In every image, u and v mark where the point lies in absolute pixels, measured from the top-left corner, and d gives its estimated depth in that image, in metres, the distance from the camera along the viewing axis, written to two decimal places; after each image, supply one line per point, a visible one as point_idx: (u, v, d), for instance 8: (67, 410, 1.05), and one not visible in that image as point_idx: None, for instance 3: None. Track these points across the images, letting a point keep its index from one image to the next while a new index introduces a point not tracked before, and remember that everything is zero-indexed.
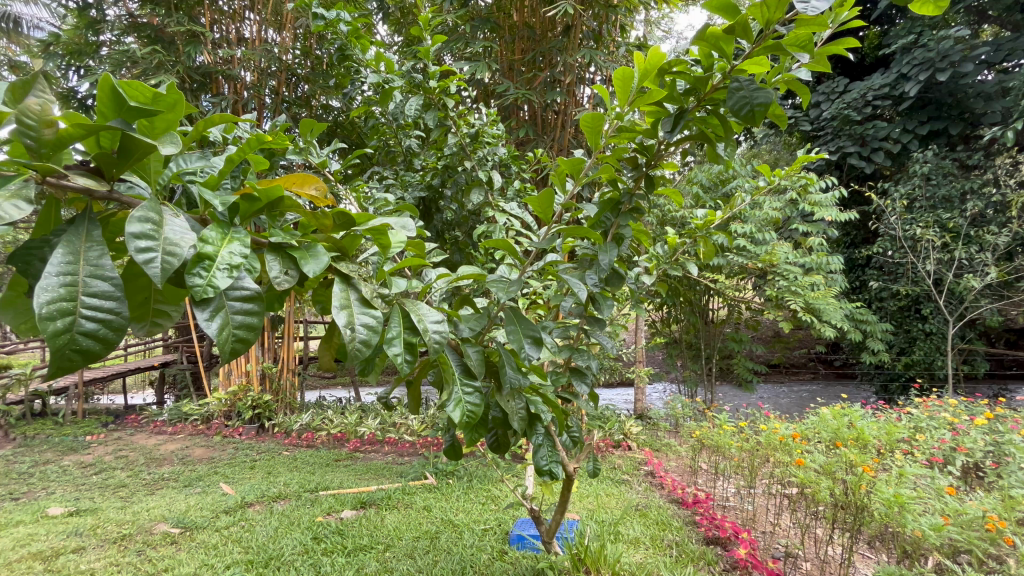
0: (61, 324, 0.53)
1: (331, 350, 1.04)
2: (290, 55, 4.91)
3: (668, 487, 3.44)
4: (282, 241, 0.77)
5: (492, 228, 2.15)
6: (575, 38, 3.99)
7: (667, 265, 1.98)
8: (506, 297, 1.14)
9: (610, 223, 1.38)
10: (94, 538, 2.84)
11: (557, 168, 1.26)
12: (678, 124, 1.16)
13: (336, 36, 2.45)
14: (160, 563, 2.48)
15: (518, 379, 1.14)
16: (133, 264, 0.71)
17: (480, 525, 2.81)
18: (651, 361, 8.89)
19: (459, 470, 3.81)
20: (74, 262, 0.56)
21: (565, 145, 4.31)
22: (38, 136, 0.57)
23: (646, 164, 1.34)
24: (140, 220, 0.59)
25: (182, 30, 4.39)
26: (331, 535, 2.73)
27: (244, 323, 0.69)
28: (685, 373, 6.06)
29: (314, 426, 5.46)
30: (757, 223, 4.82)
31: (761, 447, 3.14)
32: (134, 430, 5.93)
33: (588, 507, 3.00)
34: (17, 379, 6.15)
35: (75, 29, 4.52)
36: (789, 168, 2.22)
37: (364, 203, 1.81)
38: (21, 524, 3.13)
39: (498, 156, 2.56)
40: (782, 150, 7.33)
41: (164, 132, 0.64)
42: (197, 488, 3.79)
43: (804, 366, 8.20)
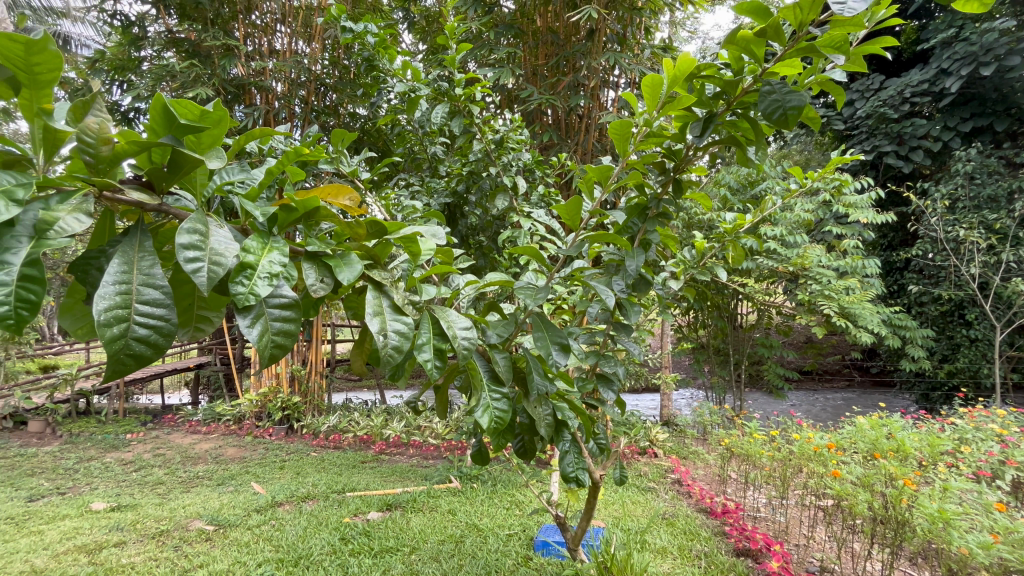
0: (117, 330, 0.56)
1: (362, 355, 1.06)
2: (319, 65, 5.06)
3: (696, 496, 3.37)
4: (318, 249, 0.80)
5: (517, 234, 2.15)
6: (599, 42, 3.98)
7: (695, 270, 1.95)
8: (533, 304, 1.14)
9: (637, 228, 1.37)
10: (134, 533, 2.96)
11: (585, 175, 1.27)
12: (708, 129, 1.14)
13: (364, 47, 2.52)
14: (195, 559, 2.56)
15: (546, 385, 1.14)
16: (179, 272, 0.74)
17: (505, 530, 2.81)
18: (678, 366, 8.72)
19: (483, 475, 3.82)
20: (128, 271, 0.59)
21: (589, 149, 4.29)
22: (95, 153, 0.61)
23: (675, 168, 1.33)
24: (189, 231, 0.62)
25: (218, 44, 4.56)
26: (359, 536, 2.77)
27: (283, 330, 0.72)
28: (713, 379, 5.94)
29: (341, 428, 5.56)
30: (788, 226, 4.70)
31: (794, 456, 3.03)
32: (171, 429, 6.16)
33: (614, 514, 2.97)
34: (64, 378, 6.47)
35: (118, 45, 4.74)
36: (823, 169, 2.16)
37: (392, 210, 1.84)
38: (66, 518, 3.28)
39: (523, 161, 2.57)
40: (814, 151, 7.11)
41: (211, 148, 0.68)
42: (230, 487, 3.91)
43: (838, 373, 7.92)
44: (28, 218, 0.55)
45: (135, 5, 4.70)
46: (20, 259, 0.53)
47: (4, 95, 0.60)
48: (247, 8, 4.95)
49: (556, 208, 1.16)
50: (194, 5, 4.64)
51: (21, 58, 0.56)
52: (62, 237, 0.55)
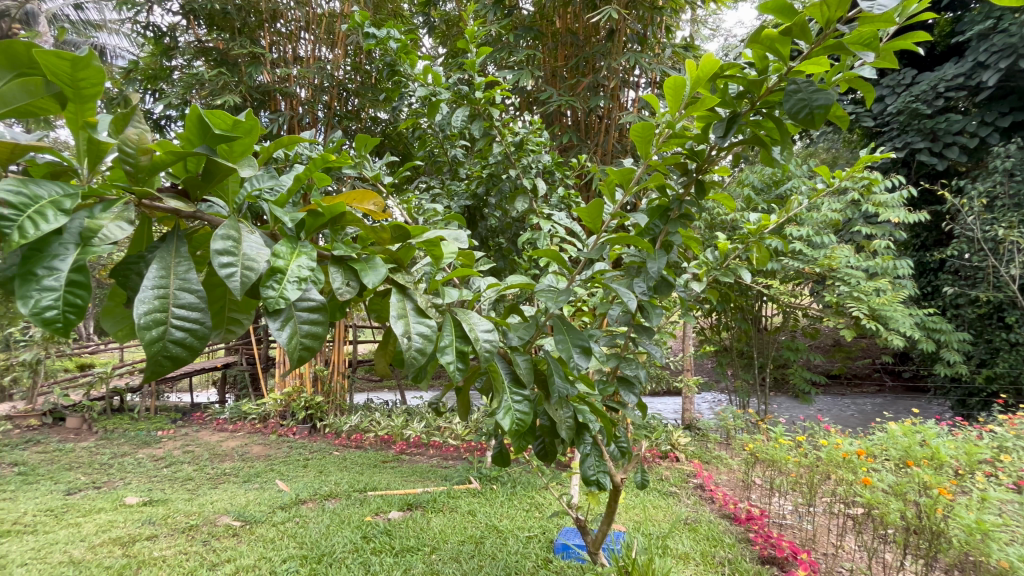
0: (155, 332, 0.58)
1: (385, 357, 1.07)
2: (341, 71, 5.16)
3: (719, 501, 3.31)
4: (344, 253, 0.81)
5: (537, 236, 2.16)
6: (619, 42, 3.96)
7: (717, 271, 1.92)
8: (555, 307, 1.13)
9: (659, 230, 1.36)
10: (165, 527, 3.05)
11: (607, 178, 1.26)
12: (731, 129, 1.13)
13: (386, 53, 2.56)
14: (224, 554, 2.64)
15: (567, 388, 1.14)
16: (211, 276, 0.77)
17: (524, 532, 2.81)
18: (700, 369, 8.58)
19: (503, 476, 3.82)
20: (166, 276, 0.62)
21: (609, 150, 4.27)
22: (135, 163, 0.63)
23: (697, 170, 1.32)
24: (223, 238, 0.64)
25: (244, 52, 4.69)
26: (380, 534, 2.81)
27: (311, 332, 0.74)
28: (736, 382, 5.83)
29: (363, 427, 5.65)
30: (815, 226, 4.59)
31: (821, 463, 2.95)
32: (199, 427, 6.34)
33: (635, 519, 2.94)
34: (100, 377, 6.74)
35: (151, 55, 4.91)
36: (852, 168, 2.10)
37: (414, 213, 1.86)
38: (102, 511, 3.41)
39: (543, 163, 2.57)
40: (841, 148, 6.91)
41: (243, 156, 0.70)
42: (256, 484, 4.01)
43: (868, 377, 7.68)
44: (74, 226, 0.58)
45: (167, 16, 4.87)
46: (68, 265, 0.56)
47: (51, 111, 0.63)
48: (272, 17, 5.07)
49: (576, 211, 1.16)
50: (222, 15, 4.78)
51: (66, 74, 0.58)
52: (106, 244, 0.57)
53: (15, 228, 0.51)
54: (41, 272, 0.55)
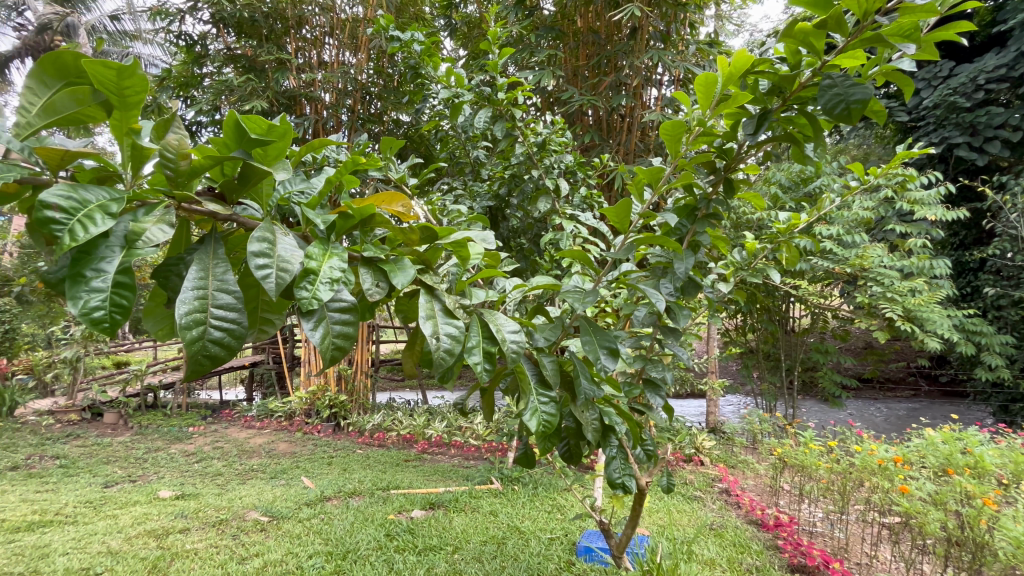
0: (195, 332, 0.60)
1: (412, 358, 1.08)
2: (365, 75, 5.24)
3: (746, 507, 3.24)
4: (374, 255, 0.82)
5: (559, 236, 2.14)
6: (642, 40, 3.91)
7: (745, 272, 1.87)
8: (581, 308, 1.12)
9: (686, 229, 1.33)
10: (197, 520, 3.14)
11: (635, 177, 1.25)
12: (763, 127, 1.10)
13: (410, 56, 2.57)
14: (252, 548, 2.70)
15: (593, 390, 1.13)
16: (246, 277, 0.79)
17: (547, 533, 2.80)
18: (725, 372, 8.41)
19: (525, 477, 3.82)
20: (205, 277, 0.64)
21: (632, 149, 4.23)
22: (175, 167, 0.65)
23: (725, 168, 1.28)
24: (259, 240, 0.66)
25: (272, 59, 4.80)
26: (403, 533, 2.83)
27: (342, 333, 0.75)
28: (762, 385, 5.69)
29: (385, 426, 5.72)
30: (846, 224, 4.45)
31: (854, 469, 2.85)
32: (228, 424, 6.51)
33: (659, 523, 2.90)
34: (136, 374, 7.00)
35: (183, 64, 5.08)
36: (887, 165, 2.02)
37: (439, 214, 1.87)
38: (138, 503, 3.54)
39: (565, 163, 2.55)
40: (874, 144, 6.68)
41: (277, 159, 0.71)
42: (282, 480, 4.10)
43: (902, 381, 7.41)
44: (120, 230, 0.60)
45: (198, 25, 5.02)
46: (114, 267, 0.58)
47: (97, 119, 0.65)
48: (298, 23, 5.17)
49: (603, 210, 1.14)
50: (251, 23, 4.91)
51: (112, 82, 0.60)
52: (149, 247, 0.59)
53: (66, 230, 0.53)
54: (90, 274, 0.57)
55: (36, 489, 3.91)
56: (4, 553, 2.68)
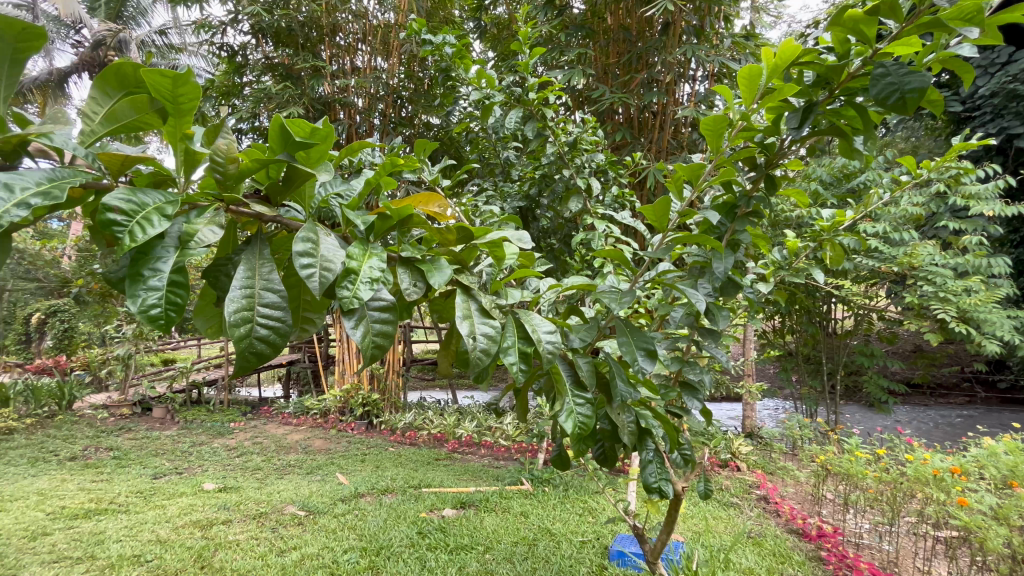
0: (243, 329, 0.62)
1: (447, 358, 1.08)
2: (396, 79, 5.32)
3: (786, 515, 3.12)
4: (411, 255, 0.83)
5: (591, 236, 2.10)
6: (674, 35, 3.83)
7: (786, 271, 1.79)
8: (618, 308, 1.10)
9: (725, 228, 1.28)
10: (238, 513, 3.26)
11: (673, 174, 1.22)
12: (808, 121, 1.05)
13: (441, 58, 2.58)
14: (290, 541, 2.78)
15: (630, 392, 1.11)
16: (290, 278, 0.81)
17: (578, 536, 2.77)
18: (761, 375, 8.15)
19: (555, 479, 3.79)
20: (252, 277, 0.65)
21: (664, 147, 4.15)
22: (224, 171, 0.67)
23: (766, 163, 1.23)
24: (302, 240, 0.67)
25: (307, 66, 4.94)
26: (434, 531, 2.86)
27: (382, 331, 0.76)
28: (802, 389, 5.47)
29: (416, 425, 5.80)
30: (893, 222, 4.23)
31: (905, 480, 2.71)
32: (267, 420, 6.73)
33: (694, 529, 2.83)
34: (182, 371, 7.34)
35: (225, 73, 5.29)
36: (943, 158, 1.91)
37: (471, 215, 1.86)
38: (184, 495, 3.71)
39: (597, 162, 2.51)
40: (924, 137, 6.32)
41: (319, 162, 0.73)
42: (318, 476, 4.21)
43: (956, 387, 7.00)
44: (174, 231, 0.62)
45: (238, 36, 5.22)
46: (169, 267, 0.60)
47: (153, 126, 0.68)
48: (332, 30, 5.30)
49: (641, 208, 1.12)
50: (287, 32, 5.07)
51: (168, 90, 0.63)
52: (201, 248, 0.62)
53: (126, 232, 0.56)
54: (147, 273, 0.60)
55: (93, 478, 4.15)
56: (64, 538, 2.85)
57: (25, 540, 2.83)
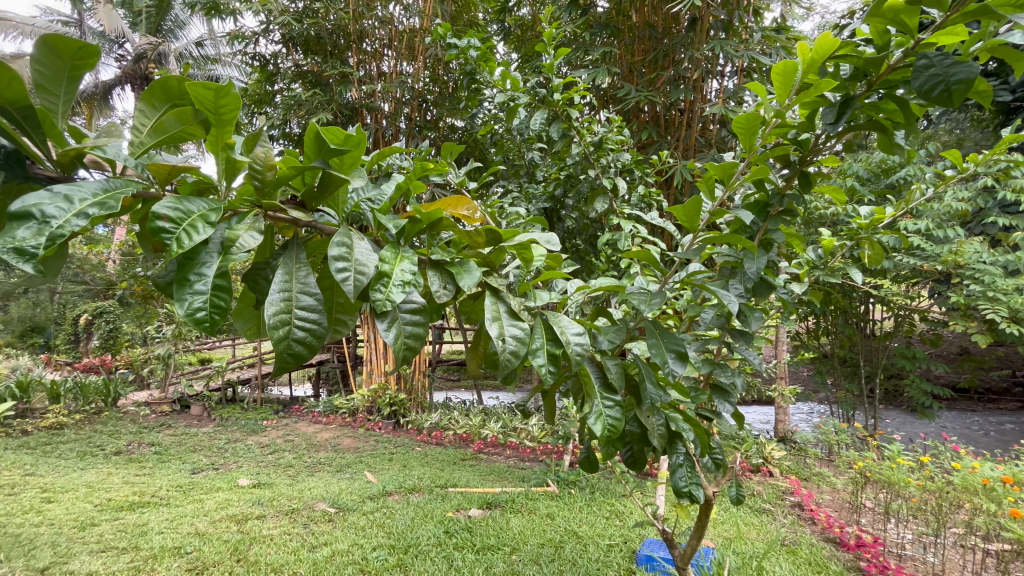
0: (281, 332, 0.64)
1: (476, 359, 1.08)
2: (422, 83, 5.39)
3: (822, 523, 3.02)
4: (441, 258, 0.84)
5: (617, 237, 2.07)
6: (702, 31, 3.75)
7: (822, 271, 1.73)
8: (647, 309, 1.09)
9: (758, 227, 1.25)
10: (272, 508, 3.36)
11: (705, 174, 1.19)
12: (845, 116, 1.01)
13: (466, 61, 2.59)
14: (321, 537, 2.85)
15: (660, 395, 1.09)
16: (324, 282, 0.83)
17: (605, 540, 2.75)
18: (795, 378, 7.90)
19: (581, 481, 3.76)
20: (289, 280, 0.68)
21: (692, 144, 4.08)
22: (263, 178, 0.70)
23: (800, 160, 1.19)
24: (338, 244, 0.69)
25: (335, 73, 5.07)
26: (461, 531, 2.88)
27: (414, 333, 0.77)
28: (838, 393, 5.28)
29: (442, 425, 5.86)
30: (937, 218, 4.04)
31: (952, 489, 2.58)
32: (298, 418, 6.91)
33: (725, 535, 2.78)
34: (218, 370, 7.62)
35: (257, 82, 5.46)
36: (991, 151, 1.81)
37: (496, 217, 1.87)
38: (221, 489, 3.85)
39: (624, 161, 2.48)
40: (970, 129, 6.00)
41: (352, 167, 0.75)
42: (347, 474, 4.30)
43: (1006, 392, 6.64)
44: (217, 237, 0.65)
45: (270, 45, 5.38)
46: (213, 272, 0.63)
47: (197, 136, 0.72)
48: (359, 37, 5.41)
49: (671, 208, 1.10)
50: (317, 40, 5.20)
51: (210, 101, 0.65)
52: (242, 253, 0.64)
53: (174, 238, 0.58)
54: (193, 278, 0.62)
55: (136, 473, 4.35)
56: (111, 529, 3.00)
57: (75, 530, 2.99)
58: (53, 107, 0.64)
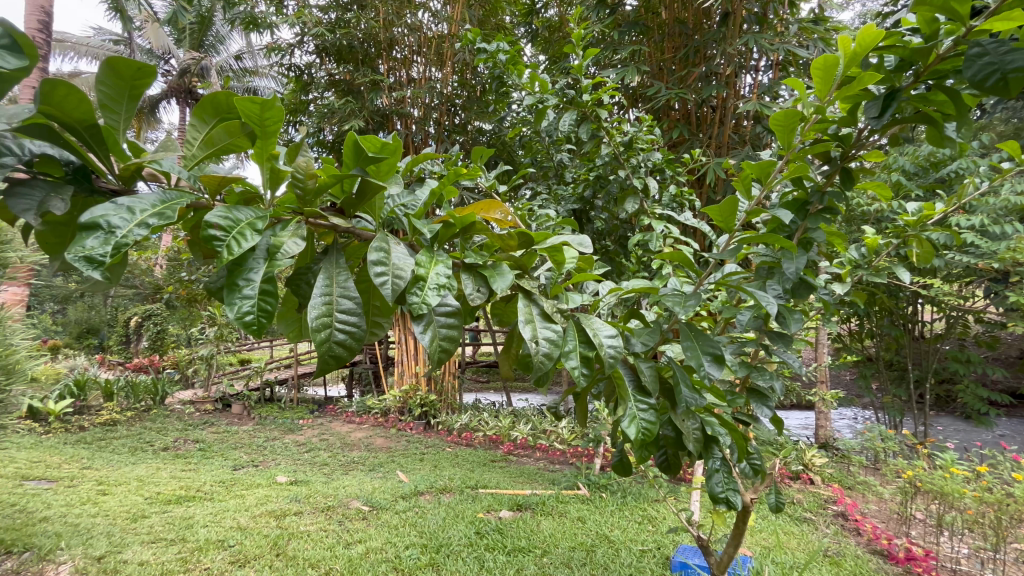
0: (323, 334, 0.66)
1: (508, 361, 1.08)
2: (450, 87, 5.47)
3: (868, 534, 2.89)
4: (475, 261, 0.85)
5: (649, 238, 2.03)
6: (735, 26, 3.66)
7: (866, 271, 1.66)
8: (681, 312, 1.07)
9: (797, 226, 1.21)
10: (309, 505, 3.47)
11: (741, 173, 1.16)
12: (890, 109, 0.96)
13: (494, 65, 2.61)
14: (355, 534, 2.92)
15: (696, 399, 1.07)
16: (362, 285, 0.85)
17: (638, 545, 2.71)
18: (837, 382, 7.59)
19: (612, 485, 3.72)
20: (330, 285, 0.70)
21: (725, 142, 3.97)
22: (304, 186, 0.73)
23: (842, 156, 1.15)
24: (376, 250, 0.71)
25: (367, 81, 5.20)
26: (492, 532, 2.90)
27: (448, 335, 0.79)
28: (884, 398, 5.04)
29: (472, 426, 5.91)
30: (992, 213, 3.80)
31: (1012, 502, 2.42)
32: (332, 418, 7.09)
33: (763, 544, 2.70)
34: (257, 370, 7.91)
35: (293, 92, 5.66)
36: None
37: (526, 219, 1.86)
38: (261, 486, 4.00)
39: (654, 161, 2.44)
40: None
41: (389, 174, 0.76)
42: (380, 473, 4.39)
43: None
44: (263, 244, 0.68)
45: (304, 56, 5.56)
46: (259, 277, 0.66)
47: (244, 148, 0.75)
48: (389, 45, 5.52)
49: (706, 209, 1.08)
50: (349, 49, 5.34)
51: (256, 115, 0.68)
52: (287, 259, 0.67)
53: (224, 246, 0.61)
54: (242, 283, 0.65)
55: (183, 468, 4.57)
56: (161, 521, 3.15)
57: (128, 521, 3.16)
58: (116, 124, 0.68)
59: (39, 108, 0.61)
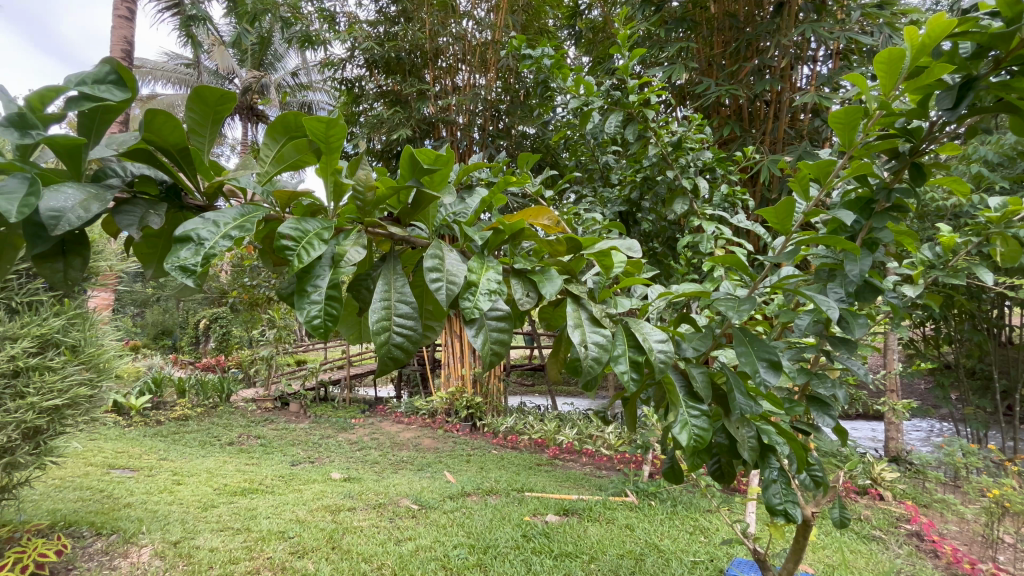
0: (383, 336, 0.70)
1: (557, 365, 1.09)
2: (494, 93, 5.54)
3: (947, 557, 2.66)
4: (524, 267, 0.88)
5: (699, 239, 1.97)
6: (790, 15, 3.50)
7: (941, 271, 1.53)
8: (735, 316, 1.04)
9: (860, 226, 1.15)
10: (361, 501, 3.60)
11: (797, 173, 1.12)
12: (966, 100, 0.91)
13: (538, 69, 2.63)
14: (405, 532, 3.01)
15: (751, 406, 1.03)
16: (418, 289, 0.89)
17: (689, 556, 2.64)
18: (911, 392, 7.00)
19: (662, 493, 3.63)
20: (388, 291, 0.74)
21: (781, 137, 3.80)
22: (364, 198, 0.77)
23: (912, 151, 1.08)
24: (431, 257, 0.74)
25: (413, 90, 5.37)
26: (539, 536, 2.90)
27: (499, 339, 0.81)
28: (967, 409, 4.62)
29: (518, 429, 5.93)
30: None
31: None
32: (383, 418, 7.31)
33: (827, 561, 2.55)
34: (313, 371, 8.30)
35: (345, 105, 5.93)
36: None
37: (573, 223, 1.86)
38: (316, 481, 4.20)
39: (704, 160, 2.38)
40: None
41: (442, 185, 0.79)
42: (428, 473, 4.49)
43: None
44: (329, 253, 0.73)
45: (355, 70, 5.81)
46: (325, 283, 0.70)
47: (310, 163, 0.80)
48: (435, 54, 5.67)
49: (762, 210, 1.04)
50: (397, 61, 5.54)
51: (321, 133, 0.72)
52: (349, 266, 0.71)
53: (295, 254, 0.66)
54: (310, 289, 0.70)
55: (246, 462, 4.87)
56: (227, 511, 3.37)
57: (198, 509, 3.40)
58: (201, 145, 0.75)
59: (141, 136, 0.69)
